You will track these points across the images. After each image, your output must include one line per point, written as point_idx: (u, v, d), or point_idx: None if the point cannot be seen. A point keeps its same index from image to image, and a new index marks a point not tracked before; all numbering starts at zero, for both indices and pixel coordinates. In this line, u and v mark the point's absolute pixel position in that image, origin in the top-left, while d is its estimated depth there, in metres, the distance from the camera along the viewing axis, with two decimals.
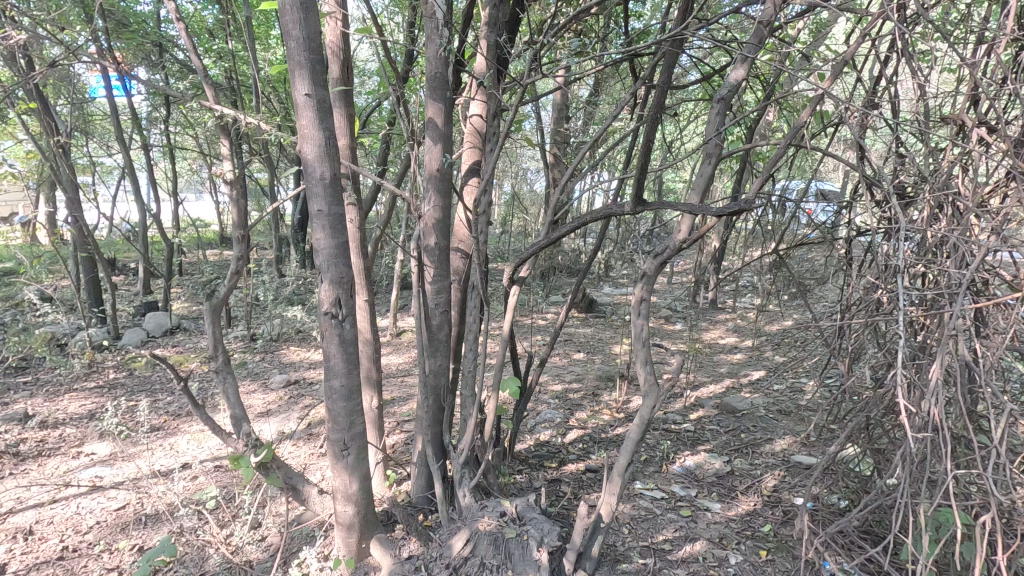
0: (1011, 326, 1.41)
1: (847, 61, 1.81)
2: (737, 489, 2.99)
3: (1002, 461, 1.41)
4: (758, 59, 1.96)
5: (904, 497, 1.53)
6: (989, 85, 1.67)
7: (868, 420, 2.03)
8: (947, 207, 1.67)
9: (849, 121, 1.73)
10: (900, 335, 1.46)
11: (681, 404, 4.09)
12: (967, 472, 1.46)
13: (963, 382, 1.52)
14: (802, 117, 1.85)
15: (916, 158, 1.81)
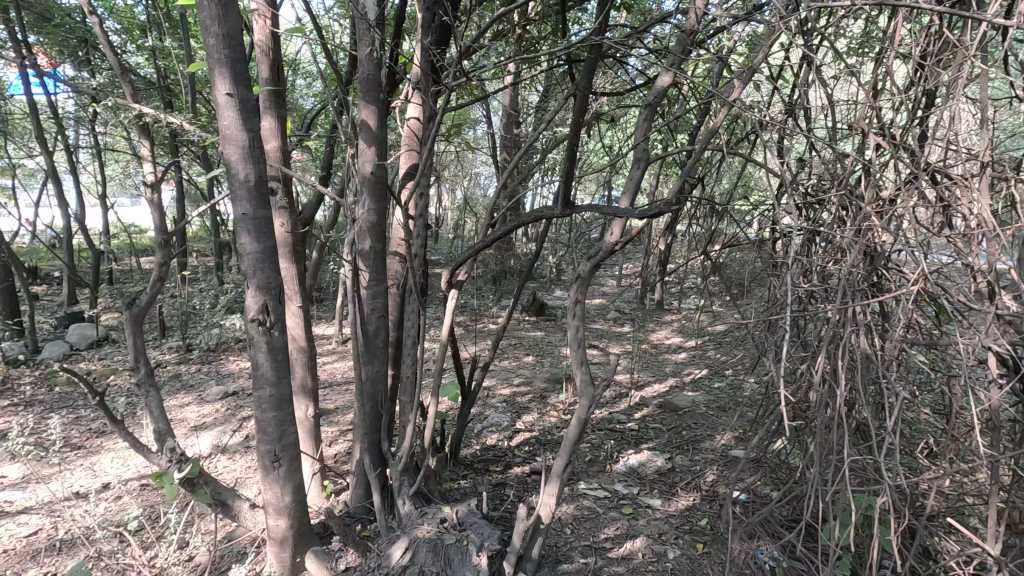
0: (907, 323, 1.51)
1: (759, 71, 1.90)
2: (677, 485, 3.07)
3: (901, 448, 1.51)
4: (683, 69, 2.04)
5: (818, 487, 1.61)
6: (889, 95, 1.78)
7: (789, 414, 2.13)
8: (852, 209, 1.77)
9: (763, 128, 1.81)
10: (809, 330, 1.55)
11: (626, 404, 4.17)
12: (873, 459, 1.55)
13: (867, 375, 1.62)
14: (722, 122, 1.93)
15: (826, 163, 1.93)
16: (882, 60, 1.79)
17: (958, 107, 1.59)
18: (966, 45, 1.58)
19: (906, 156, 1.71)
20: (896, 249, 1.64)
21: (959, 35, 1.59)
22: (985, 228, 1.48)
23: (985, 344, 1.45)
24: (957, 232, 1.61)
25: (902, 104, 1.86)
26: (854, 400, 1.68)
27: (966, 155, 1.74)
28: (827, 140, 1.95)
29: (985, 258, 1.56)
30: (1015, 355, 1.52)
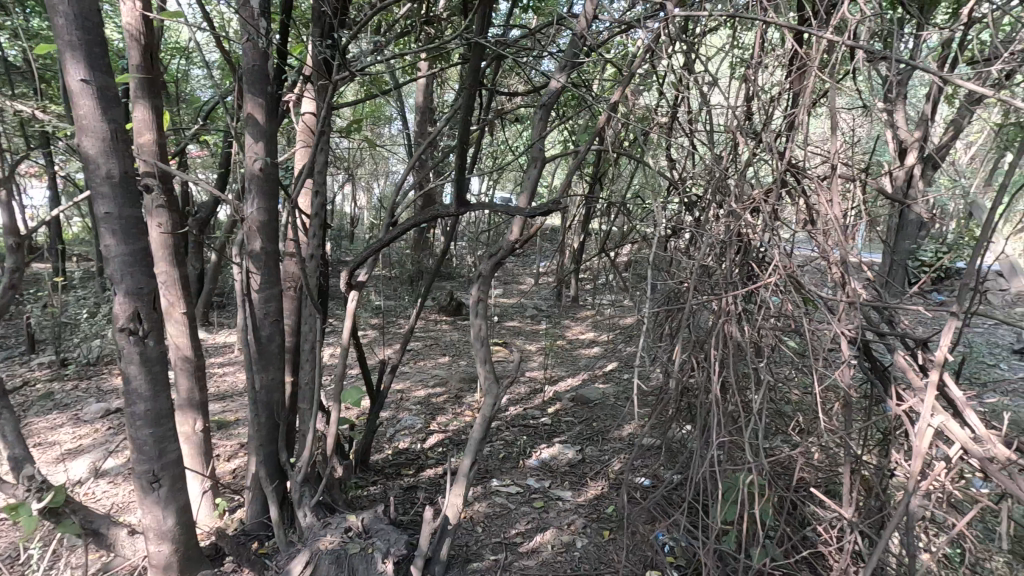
0: (770, 311, 1.66)
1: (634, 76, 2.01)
2: (587, 476, 3.16)
3: (768, 427, 1.65)
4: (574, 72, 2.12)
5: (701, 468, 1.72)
6: (758, 101, 1.94)
7: (679, 401, 2.28)
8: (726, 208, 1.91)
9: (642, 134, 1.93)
10: (688, 320, 1.66)
11: (540, 400, 4.24)
12: (747, 438, 1.68)
13: (740, 360, 1.76)
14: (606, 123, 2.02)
15: (705, 165, 2.06)
16: (750, 70, 1.95)
17: (809, 113, 1.76)
18: (817, 58, 1.75)
19: (773, 159, 1.86)
20: (766, 244, 1.78)
21: (811, 49, 1.76)
22: (835, 224, 1.65)
23: (837, 328, 1.61)
24: (815, 228, 1.78)
25: (769, 111, 2.04)
26: (731, 384, 1.81)
27: (823, 159, 1.93)
28: (706, 143, 2.09)
29: (837, 251, 1.74)
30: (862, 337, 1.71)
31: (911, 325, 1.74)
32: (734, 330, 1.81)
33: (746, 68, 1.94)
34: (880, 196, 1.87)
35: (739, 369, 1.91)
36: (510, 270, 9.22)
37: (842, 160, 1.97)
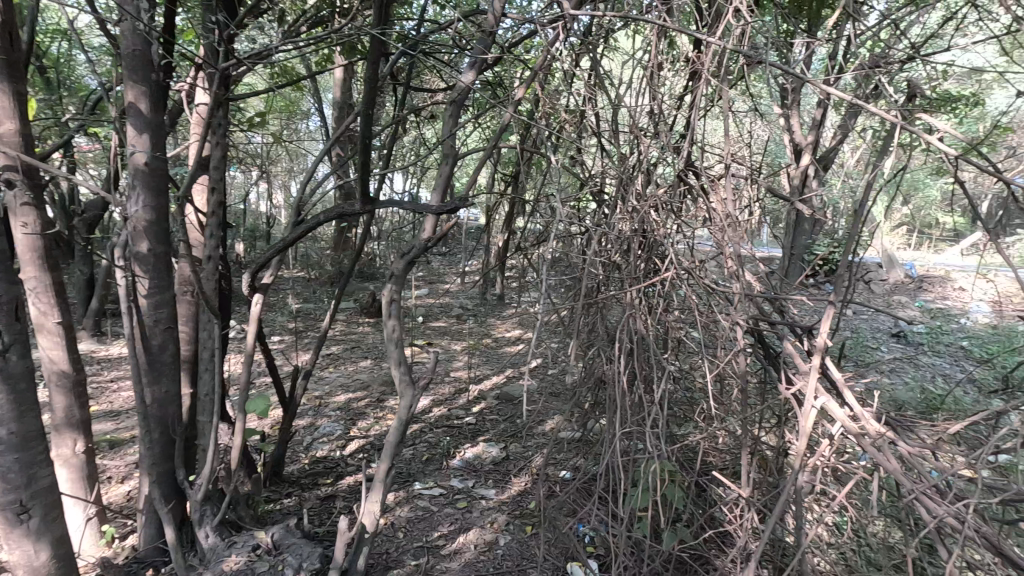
0: (667, 304, 1.75)
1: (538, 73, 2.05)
2: (510, 473, 3.18)
3: (670, 415, 1.73)
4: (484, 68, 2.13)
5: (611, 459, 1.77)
6: (660, 104, 2.02)
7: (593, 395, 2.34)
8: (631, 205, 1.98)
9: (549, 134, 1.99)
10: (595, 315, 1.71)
11: (464, 399, 4.21)
12: (652, 427, 1.75)
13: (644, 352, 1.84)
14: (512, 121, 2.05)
15: (612, 164, 2.13)
16: (651, 72, 2.04)
17: (702, 116, 1.86)
18: (710, 62, 1.86)
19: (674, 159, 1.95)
20: (666, 241, 1.86)
21: (705, 54, 1.87)
22: (727, 221, 1.77)
23: (731, 319, 1.71)
24: (713, 224, 1.88)
25: (669, 112, 2.14)
26: (638, 374, 1.88)
27: (719, 159, 2.05)
28: (613, 142, 2.15)
29: (732, 246, 1.84)
30: (755, 327, 1.82)
31: (798, 314, 1.89)
32: (640, 322, 1.88)
33: (645, 70, 2.03)
34: (770, 194, 2.01)
35: (646, 360, 1.99)
36: (435, 269, 9.11)
37: (737, 160, 2.10)
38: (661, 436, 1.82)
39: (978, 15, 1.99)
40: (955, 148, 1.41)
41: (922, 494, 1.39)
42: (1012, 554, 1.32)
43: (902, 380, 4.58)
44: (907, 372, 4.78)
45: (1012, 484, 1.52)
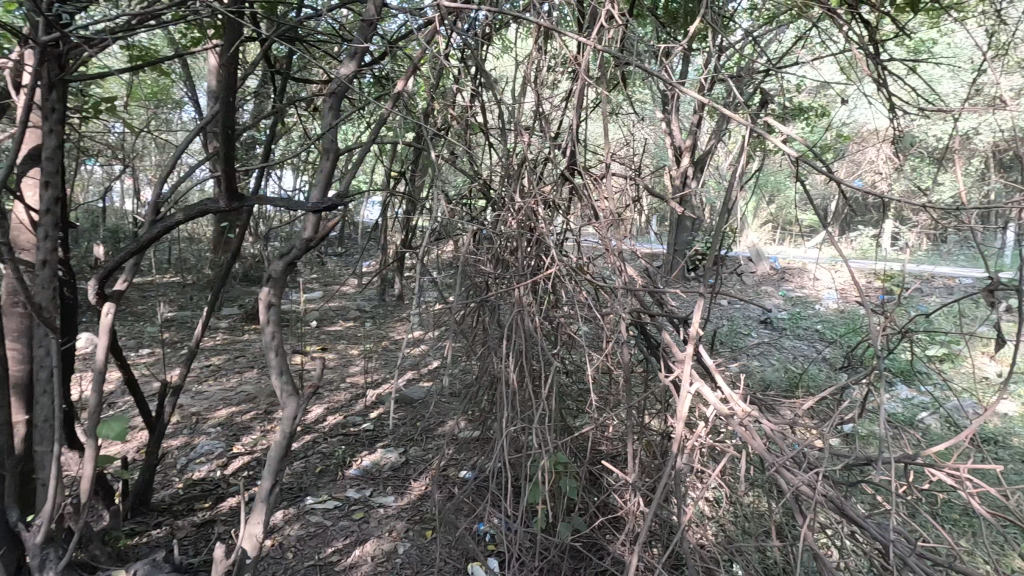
0: (534, 294, 1.86)
1: (416, 67, 2.16)
2: (410, 477, 3.10)
3: (555, 407, 1.78)
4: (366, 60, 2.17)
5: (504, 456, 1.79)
6: (545, 105, 2.07)
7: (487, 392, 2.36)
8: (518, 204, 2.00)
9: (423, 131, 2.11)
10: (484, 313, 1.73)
11: (362, 405, 4.04)
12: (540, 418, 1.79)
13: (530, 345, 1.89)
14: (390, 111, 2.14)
15: (500, 162, 2.13)
16: (535, 71, 2.07)
17: (579, 117, 1.94)
18: (588, 64, 1.92)
19: (557, 158, 2.01)
20: (550, 237, 1.91)
21: (583, 56, 1.92)
22: (607, 219, 1.85)
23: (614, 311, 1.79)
24: (597, 221, 1.94)
25: (554, 111, 2.18)
26: (529, 370, 1.91)
27: (601, 159, 2.13)
28: (500, 140, 2.16)
29: (614, 242, 1.92)
30: (636, 318, 1.92)
31: (676, 306, 2.00)
32: (529, 319, 1.91)
33: (528, 69, 2.05)
34: (649, 191, 2.11)
35: (536, 355, 2.03)
36: (329, 271, 8.69)
37: (618, 159, 2.19)
38: (552, 430, 1.87)
39: (819, 34, 2.22)
40: (799, 152, 1.55)
41: (781, 466, 1.53)
42: (853, 513, 1.49)
43: (770, 363, 5.08)
44: (773, 355, 5.31)
45: (853, 450, 1.71)
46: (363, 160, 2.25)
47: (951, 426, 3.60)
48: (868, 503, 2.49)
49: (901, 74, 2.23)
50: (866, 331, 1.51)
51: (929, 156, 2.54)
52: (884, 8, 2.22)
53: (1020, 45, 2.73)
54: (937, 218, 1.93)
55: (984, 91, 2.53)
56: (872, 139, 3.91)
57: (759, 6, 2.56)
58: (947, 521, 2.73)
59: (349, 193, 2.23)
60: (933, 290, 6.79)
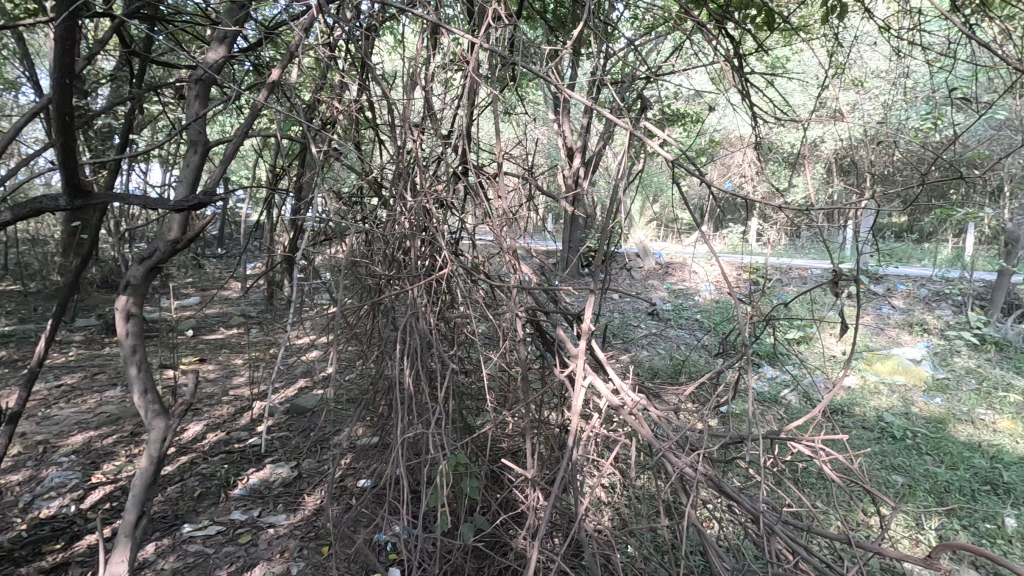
0: (428, 295, 1.83)
1: (293, 56, 2.07)
2: (303, 492, 2.92)
3: (451, 408, 1.77)
4: (236, 52, 2.16)
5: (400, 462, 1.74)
6: (434, 104, 2.04)
7: (381, 398, 2.29)
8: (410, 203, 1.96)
9: (303, 126, 1.99)
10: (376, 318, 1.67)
11: (247, 418, 3.74)
12: (435, 421, 1.77)
13: (424, 346, 1.86)
14: (261, 101, 2.08)
15: (391, 158, 2.06)
16: (424, 68, 2.03)
17: (468, 116, 1.94)
18: (477, 63, 1.91)
19: (448, 157, 1.99)
20: (442, 237, 1.89)
21: (472, 54, 1.91)
22: (500, 218, 1.86)
23: (509, 310, 1.80)
24: (491, 221, 1.95)
25: (446, 109, 2.15)
26: (425, 372, 1.87)
27: (493, 159, 2.14)
28: (390, 137, 2.09)
29: (509, 240, 1.93)
30: (531, 316, 1.95)
31: (570, 302, 2.05)
32: (424, 320, 1.87)
33: (416, 65, 2.01)
34: (541, 191, 2.14)
35: (431, 356, 2.00)
36: (208, 274, 7.95)
37: (512, 159, 2.20)
38: (448, 432, 1.85)
39: (692, 46, 2.38)
40: (675, 155, 1.65)
41: (667, 450, 1.62)
42: (729, 488, 1.61)
43: (657, 352, 5.42)
44: (660, 345, 5.68)
45: (728, 430, 1.86)
46: (238, 154, 2.09)
47: (808, 402, 4.10)
48: (743, 477, 2.73)
49: (761, 87, 2.46)
50: (736, 320, 1.65)
51: (784, 161, 2.82)
52: (745, 26, 2.42)
53: (853, 66, 3.13)
54: (792, 217, 2.15)
55: (828, 105, 2.86)
56: (739, 145, 4.29)
57: (638, 17, 2.70)
58: (806, 486, 3.07)
59: (220, 189, 2.06)
60: (791, 280, 7.62)
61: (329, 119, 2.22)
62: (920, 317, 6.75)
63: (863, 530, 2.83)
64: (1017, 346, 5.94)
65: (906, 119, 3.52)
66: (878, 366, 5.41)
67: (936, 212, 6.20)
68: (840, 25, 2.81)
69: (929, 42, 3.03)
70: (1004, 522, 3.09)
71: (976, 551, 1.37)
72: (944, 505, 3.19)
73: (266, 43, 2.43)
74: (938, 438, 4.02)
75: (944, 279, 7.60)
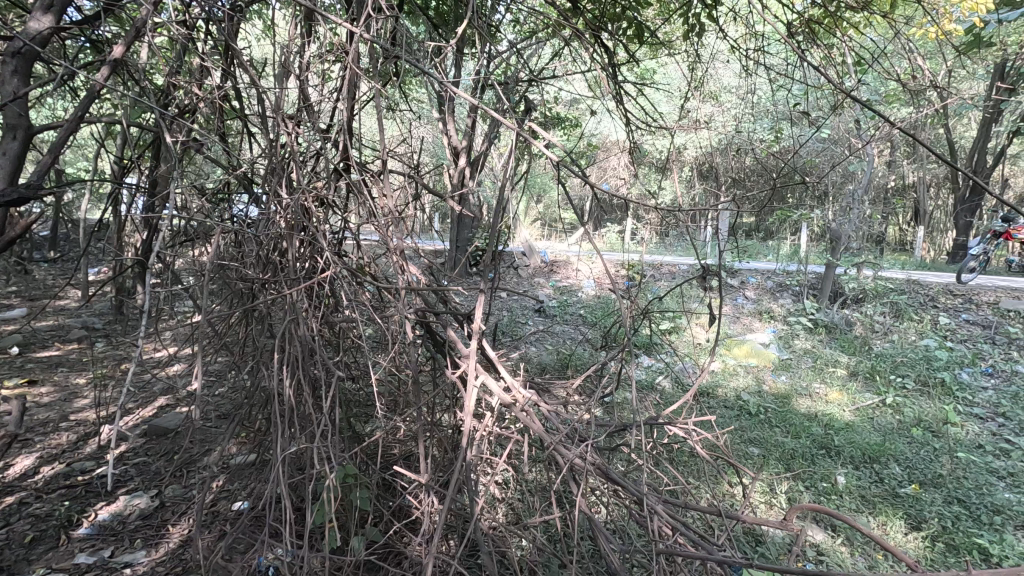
0: (308, 300, 1.72)
1: (139, 34, 1.85)
2: (167, 523, 2.60)
3: (336, 419, 1.68)
4: (63, 24, 1.91)
5: (279, 481, 1.62)
6: (309, 95, 1.91)
7: (257, 412, 2.12)
8: (286, 201, 1.83)
9: (152, 112, 1.79)
10: (247, 324, 1.55)
11: (94, 445, 3.26)
12: (318, 435, 1.67)
13: (305, 356, 1.75)
14: (100, 81, 1.84)
15: (262, 151, 1.90)
16: (295, 55, 1.89)
17: (345, 109, 1.84)
18: (356, 54, 1.82)
19: (326, 152, 1.88)
20: (322, 238, 1.79)
21: (352, 44, 1.81)
22: (384, 216, 1.79)
23: (397, 312, 1.75)
24: (375, 220, 1.87)
25: (323, 101, 2.03)
26: (306, 381, 1.76)
27: (375, 155, 2.06)
28: (259, 129, 1.93)
29: (394, 239, 1.86)
30: (419, 318, 1.91)
31: (459, 302, 2.04)
32: (305, 326, 1.75)
33: (287, 52, 1.87)
34: (427, 190, 2.10)
35: (313, 366, 1.88)
36: (36, 281, 6.83)
37: (395, 157, 2.13)
38: (333, 446, 1.75)
39: (570, 52, 2.46)
40: (559, 157, 1.69)
41: (558, 443, 1.67)
42: (615, 474, 1.70)
43: (544, 348, 5.61)
44: (547, 340, 5.87)
45: (613, 419, 1.96)
46: (73, 142, 1.82)
47: (679, 387, 4.48)
48: (625, 461, 2.90)
49: (633, 95, 2.62)
50: (617, 315, 1.73)
51: (653, 165, 3.05)
52: (618, 36, 2.55)
53: (710, 80, 3.43)
54: (663, 217, 2.31)
55: (690, 115, 3.12)
56: (613, 149, 4.55)
57: (518, 21, 2.75)
58: (680, 464, 3.35)
59: (50, 180, 1.79)
60: (662, 275, 8.26)
61: (185, 105, 2.01)
62: (768, 306, 7.66)
63: (728, 499, 3.16)
64: (841, 328, 6.95)
65: (754, 130, 3.95)
66: (736, 351, 6.04)
67: (778, 213, 7.06)
68: (699, 42, 3.07)
69: (769, 63, 3.42)
70: (836, 480, 3.60)
71: (817, 510, 1.57)
72: (790, 470, 3.64)
73: (105, 14, 2.13)
74: (784, 412, 4.58)
75: (785, 272, 8.67)
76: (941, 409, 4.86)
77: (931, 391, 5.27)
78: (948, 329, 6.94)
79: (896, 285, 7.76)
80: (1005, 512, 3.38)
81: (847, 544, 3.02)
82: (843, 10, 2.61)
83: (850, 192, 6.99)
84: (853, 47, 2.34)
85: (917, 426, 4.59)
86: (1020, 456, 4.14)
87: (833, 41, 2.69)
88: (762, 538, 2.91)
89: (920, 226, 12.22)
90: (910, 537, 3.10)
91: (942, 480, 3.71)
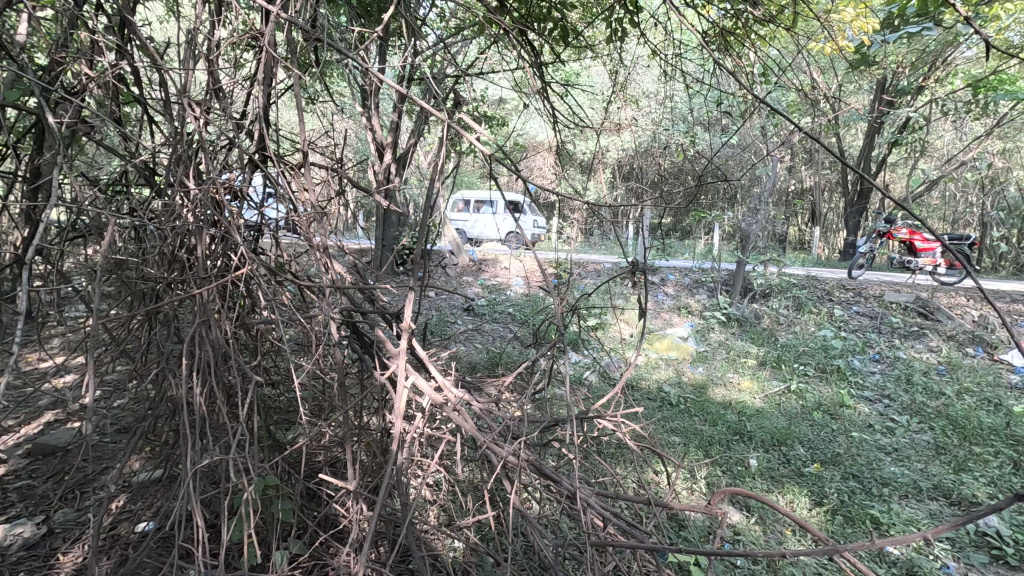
0: (220, 300, 1.60)
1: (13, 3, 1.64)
2: (57, 552, 2.34)
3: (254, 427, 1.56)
4: None
5: (189, 498, 1.49)
6: (218, 83, 1.77)
7: (161, 424, 1.95)
8: (194, 194, 1.69)
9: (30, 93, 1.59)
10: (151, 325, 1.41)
11: None
12: (233, 447, 1.55)
13: (218, 361, 1.63)
14: None
15: (166, 140, 1.75)
16: (204, 40, 1.75)
17: (259, 99, 1.72)
18: (272, 39, 1.70)
19: (239, 142, 1.75)
20: (236, 235, 1.66)
21: (266, 28, 1.69)
22: (305, 210, 1.69)
23: (321, 312, 1.66)
24: (296, 216, 1.76)
25: (234, 88, 1.88)
26: (219, 388, 1.63)
27: (295, 147, 1.94)
28: (162, 116, 1.77)
29: (316, 236, 1.77)
30: (346, 317, 1.82)
31: (388, 302, 1.96)
32: (217, 329, 1.62)
33: (193, 34, 1.73)
34: (352, 185, 2.01)
35: (227, 372, 1.75)
36: None
37: (316, 149, 2.02)
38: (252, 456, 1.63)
39: (497, 50, 2.42)
40: (489, 153, 1.65)
41: (490, 442, 1.64)
42: (548, 470, 1.69)
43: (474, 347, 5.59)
44: (476, 339, 5.85)
45: (545, 416, 1.96)
46: None
47: (606, 381, 4.60)
48: (556, 457, 2.94)
49: (559, 95, 2.66)
50: (549, 313, 1.73)
51: (579, 165, 3.10)
52: (544, 35, 2.55)
53: (630, 84, 3.53)
54: (590, 216, 2.33)
55: (614, 117, 3.18)
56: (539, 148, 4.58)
57: (444, 16, 2.70)
58: (608, 456, 3.45)
59: None
60: (588, 273, 8.46)
61: (74, 85, 1.82)
62: (685, 301, 8.06)
63: (653, 488, 3.28)
64: (750, 321, 7.44)
65: (671, 134, 4.10)
66: (657, 345, 6.28)
67: (693, 214, 7.43)
68: (621, 47, 3.14)
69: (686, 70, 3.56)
70: (749, 464, 3.85)
71: (738, 493, 1.60)
72: (709, 456, 3.84)
73: None
74: (702, 401, 4.83)
75: (700, 269, 9.14)
76: (837, 393, 5.31)
77: (828, 378, 5.76)
78: (841, 320, 7.61)
79: (797, 280, 8.43)
80: (891, 484, 3.75)
81: (760, 522, 3.23)
82: (752, 23, 2.75)
83: (757, 194, 7.48)
84: (763, 59, 2.46)
85: (817, 410, 5.00)
86: (902, 433, 4.62)
87: (743, 52, 2.86)
88: (685, 523, 3.05)
89: (816, 227, 13.32)
90: (813, 512, 3.37)
91: (840, 459, 4.06)
